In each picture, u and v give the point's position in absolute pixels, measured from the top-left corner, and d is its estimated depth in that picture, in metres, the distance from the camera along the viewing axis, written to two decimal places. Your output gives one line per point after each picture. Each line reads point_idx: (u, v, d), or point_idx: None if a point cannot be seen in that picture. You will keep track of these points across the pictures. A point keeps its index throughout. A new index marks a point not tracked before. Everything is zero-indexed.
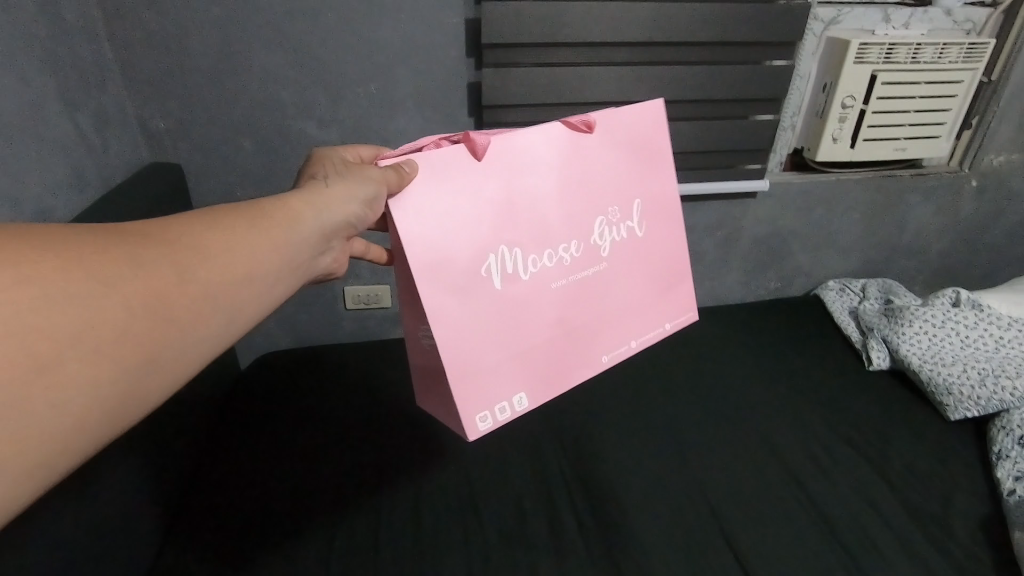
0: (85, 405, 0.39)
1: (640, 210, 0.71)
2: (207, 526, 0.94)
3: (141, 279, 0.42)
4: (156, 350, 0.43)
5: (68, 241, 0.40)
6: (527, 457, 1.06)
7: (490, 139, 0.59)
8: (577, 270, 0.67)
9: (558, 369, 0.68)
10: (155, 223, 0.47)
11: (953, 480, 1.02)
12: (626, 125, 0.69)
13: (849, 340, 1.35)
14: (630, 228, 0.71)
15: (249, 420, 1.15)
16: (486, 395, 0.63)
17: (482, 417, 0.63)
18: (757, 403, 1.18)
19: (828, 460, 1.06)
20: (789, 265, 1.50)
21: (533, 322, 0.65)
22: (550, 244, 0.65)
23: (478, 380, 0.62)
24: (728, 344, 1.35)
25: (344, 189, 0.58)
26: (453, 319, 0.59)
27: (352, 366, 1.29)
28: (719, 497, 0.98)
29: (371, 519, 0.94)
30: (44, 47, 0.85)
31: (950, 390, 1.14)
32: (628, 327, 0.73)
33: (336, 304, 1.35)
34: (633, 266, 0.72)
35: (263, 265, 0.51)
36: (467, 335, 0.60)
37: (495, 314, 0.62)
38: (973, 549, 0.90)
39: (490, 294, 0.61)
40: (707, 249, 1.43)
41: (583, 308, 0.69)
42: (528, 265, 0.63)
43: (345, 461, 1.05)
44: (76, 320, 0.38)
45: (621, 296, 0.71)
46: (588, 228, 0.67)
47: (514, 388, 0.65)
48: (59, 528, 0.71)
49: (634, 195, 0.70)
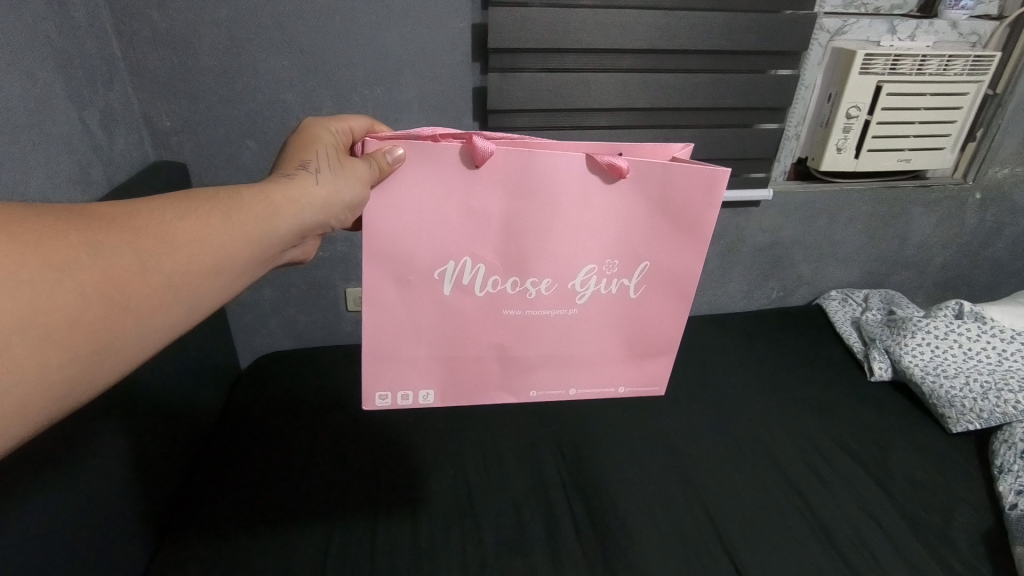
0: (29, 392, 0.39)
1: (643, 274, 0.64)
2: (195, 523, 0.93)
3: (100, 267, 0.43)
4: (110, 338, 0.43)
5: (27, 223, 0.41)
6: (526, 462, 1.06)
7: (495, 149, 0.55)
8: (540, 307, 0.64)
9: (481, 383, 0.69)
10: (124, 206, 0.48)
11: (955, 493, 1.01)
12: (676, 191, 0.59)
13: (851, 351, 1.34)
14: (624, 286, 0.65)
15: (247, 419, 1.14)
16: (393, 380, 0.66)
17: (380, 394, 0.66)
18: (758, 412, 1.18)
19: (828, 471, 1.05)
20: (792, 274, 1.50)
21: (474, 337, 0.65)
22: (520, 273, 0.62)
23: (393, 364, 0.65)
24: (730, 353, 1.35)
25: (331, 188, 0.56)
26: (387, 306, 0.61)
27: (353, 368, 1.29)
28: (717, 506, 0.98)
29: (367, 520, 0.94)
30: (52, 43, 0.86)
31: (952, 402, 1.14)
32: (573, 374, 0.70)
33: (338, 305, 1.35)
34: (607, 322, 0.67)
35: (232, 257, 0.50)
36: (398, 323, 0.62)
37: (440, 315, 0.63)
38: (973, 562, 0.90)
39: (437, 297, 0.62)
40: (710, 257, 1.43)
41: (530, 344, 0.67)
42: (486, 285, 0.62)
43: (340, 461, 1.05)
44: (26, 306, 0.39)
45: (576, 344, 0.68)
46: (571, 270, 0.63)
47: (426, 383, 0.67)
48: (46, 523, 0.70)
49: (644, 256, 0.63)
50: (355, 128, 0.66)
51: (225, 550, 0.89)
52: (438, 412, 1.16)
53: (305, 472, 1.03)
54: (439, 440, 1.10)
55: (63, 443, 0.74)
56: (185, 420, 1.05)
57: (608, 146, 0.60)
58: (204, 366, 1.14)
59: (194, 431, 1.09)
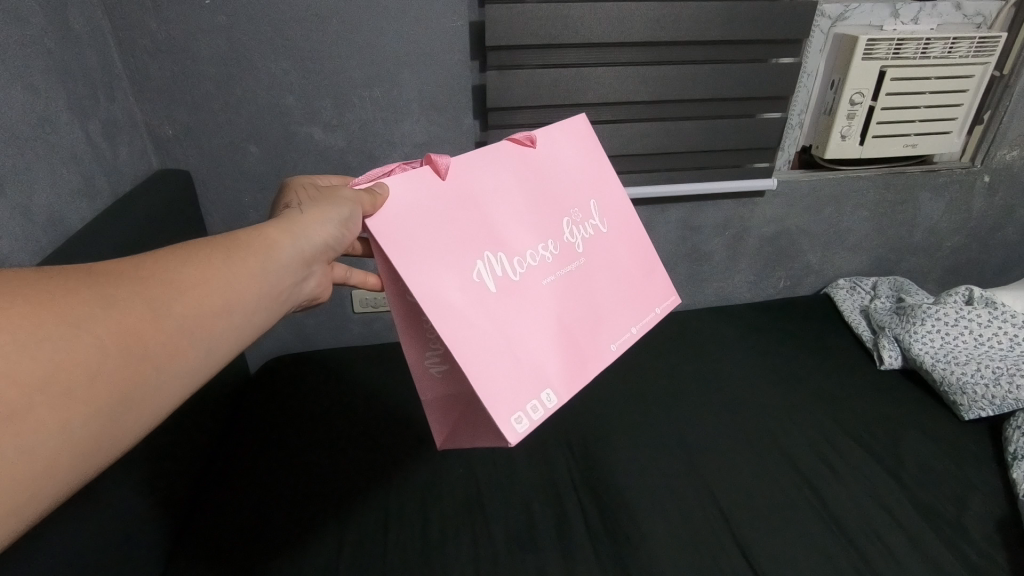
0: (54, 450, 0.40)
1: (599, 210, 0.72)
2: (211, 531, 0.95)
3: (114, 319, 0.44)
4: (130, 389, 0.44)
5: (38, 284, 0.42)
6: (535, 460, 1.06)
7: (450, 158, 0.61)
8: (561, 267, 0.66)
9: (578, 360, 0.63)
10: (128, 261, 0.49)
11: (969, 481, 1.00)
12: (563, 137, 0.72)
13: (860, 340, 1.33)
14: (594, 227, 0.71)
15: (260, 424, 1.15)
16: (511, 398, 0.57)
17: (515, 421, 0.56)
18: (767, 403, 1.17)
19: (839, 461, 1.05)
20: (798, 263, 1.49)
21: (538, 315, 0.62)
22: (527, 243, 0.63)
23: (502, 378, 0.57)
24: (737, 344, 1.35)
25: (318, 215, 0.59)
26: (458, 321, 0.56)
27: (361, 369, 1.30)
28: (731, 500, 0.97)
29: (379, 522, 0.95)
30: (54, 58, 0.87)
31: (964, 389, 1.13)
32: (625, 315, 0.70)
33: (344, 308, 1.36)
34: (611, 259, 0.71)
35: (240, 295, 0.52)
36: (477, 337, 0.56)
37: (502, 312, 0.59)
38: (989, 551, 0.89)
39: (488, 297, 0.58)
40: (715, 249, 1.43)
41: (579, 301, 0.66)
42: (515, 264, 0.62)
43: (351, 463, 1.06)
44: (49, 363, 0.40)
45: (607, 289, 0.69)
46: (558, 227, 0.67)
47: (540, 382, 0.59)
48: (76, 536, 0.71)
49: (589, 196, 0.71)
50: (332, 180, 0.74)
51: (241, 556, 0.90)
52: None
53: (318, 478, 1.03)
54: None
55: None
56: (200, 433, 1.05)
57: None
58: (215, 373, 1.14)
59: (209, 440, 1.09)
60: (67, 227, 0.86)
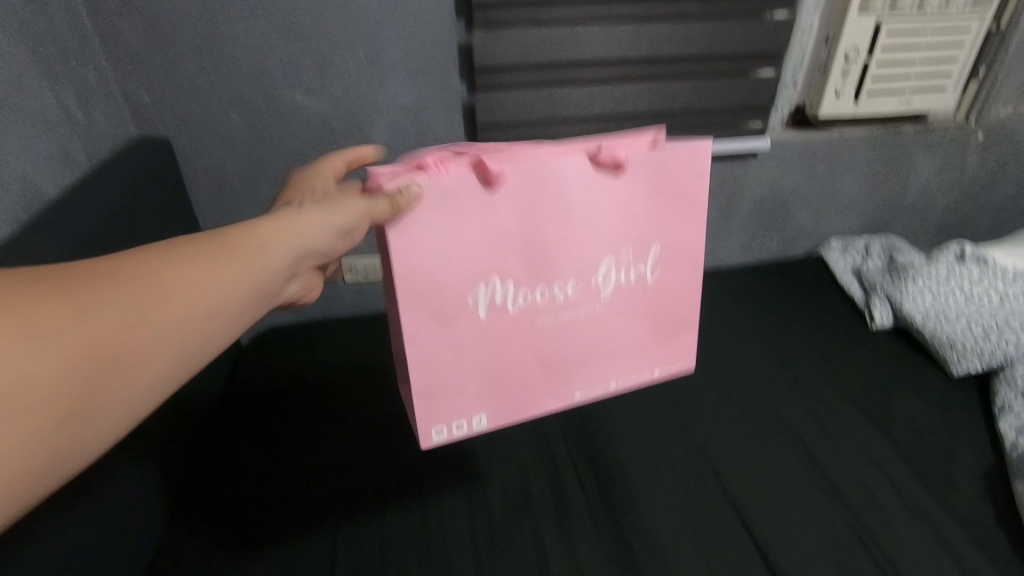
0: (17, 463, 0.43)
1: (655, 255, 0.67)
2: (210, 506, 0.96)
3: (86, 331, 0.46)
4: (98, 401, 0.47)
5: (15, 293, 0.45)
6: (530, 428, 1.07)
7: (504, 165, 0.57)
8: (567, 310, 0.66)
9: (526, 396, 0.68)
10: (112, 261, 0.51)
11: (958, 436, 1.02)
12: (671, 162, 0.63)
13: (852, 299, 1.34)
14: (641, 272, 0.68)
15: (256, 399, 1.15)
16: (448, 410, 0.64)
17: (438, 423, 0.64)
18: (759, 365, 1.18)
19: (830, 419, 1.06)
20: (791, 224, 1.48)
21: (514, 349, 0.65)
22: (545, 279, 0.63)
23: (443, 395, 0.63)
24: (729, 307, 1.35)
25: (317, 219, 0.59)
26: (431, 340, 0.61)
27: (356, 342, 1.30)
28: (723, 461, 0.99)
29: (379, 496, 0.96)
30: (19, 18, 0.83)
31: (953, 344, 1.13)
32: (611, 370, 0.71)
33: (334, 277, 1.34)
34: (636, 308, 0.69)
35: (223, 302, 0.53)
36: (442, 356, 0.62)
37: (479, 345, 0.63)
38: (974, 502, 0.91)
39: (474, 321, 0.62)
40: (707, 212, 1.42)
41: (565, 345, 0.68)
42: (517, 299, 0.63)
43: (350, 438, 1.07)
44: (12, 380, 0.42)
45: (606, 337, 0.69)
46: (591, 266, 0.65)
47: (476, 407, 0.66)
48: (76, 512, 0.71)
49: (654, 239, 0.66)
50: (336, 166, 0.71)
51: (241, 532, 0.91)
52: None
53: (314, 454, 1.04)
54: None
55: None
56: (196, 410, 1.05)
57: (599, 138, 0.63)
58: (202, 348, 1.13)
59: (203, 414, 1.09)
60: (44, 197, 0.84)
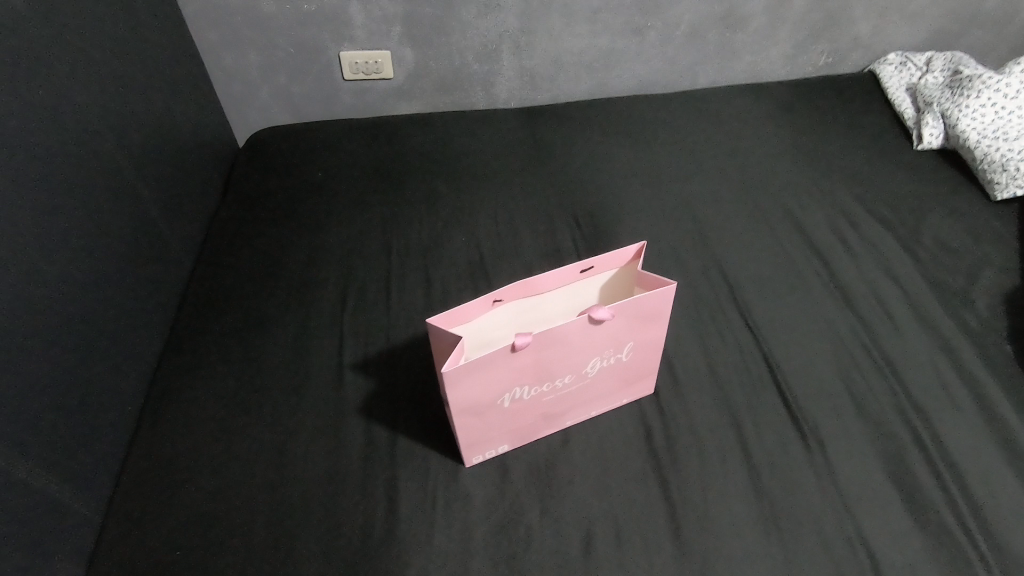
0: None
1: (630, 348, 0.70)
2: (201, 289, 0.93)
3: None
4: None
5: None
6: (538, 227, 1.02)
7: (525, 300, 0.69)
8: (561, 389, 0.69)
9: (542, 426, 0.72)
10: None
11: (986, 259, 0.97)
12: (642, 307, 0.66)
13: (901, 119, 1.26)
14: (619, 357, 0.70)
15: (251, 195, 1.09)
16: (480, 447, 0.69)
17: (472, 460, 0.70)
18: (784, 182, 1.12)
19: (853, 235, 1.01)
20: (846, 33, 1.34)
21: (526, 409, 0.68)
22: (553, 375, 0.66)
23: (472, 441, 0.68)
24: (760, 124, 1.25)
25: None
26: (470, 422, 0.65)
27: (356, 139, 1.21)
28: (737, 270, 0.95)
29: (381, 281, 0.93)
30: None
31: (1006, 166, 1.06)
32: (593, 404, 0.74)
33: (334, 72, 1.23)
34: (615, 381, 0.73)
35: None
36: (473, 421, 0.65)
37: (506, 426, 0.69)
38: (990, 320, 0.88)
39: (501, 408, 0.66)
40: (754, 13, 1.27)
41: (561, 401, 0.71)
42: (527, 391, 0.66)
43: (348, 230, 1.02)
44: None
45: (590, 391, 0.72)
46: (582, 364, 0.68)
47: (499, 441, 0.70)
48: (51, 268, 0.71)
49: (629, 338, 0.68)
50: None
51: (236, 314, 0.89)
52: (449, 182, 1.12)
53: (309, 242, 1.00)
54: (450, 206, 1.06)
55: (47, 182, 0.72)
56: (173, 198, 1.01)
57: (599, 260, 0.69)
58: (183, 137, 1.07)
59: (189, 210, 1.06)
60: None
